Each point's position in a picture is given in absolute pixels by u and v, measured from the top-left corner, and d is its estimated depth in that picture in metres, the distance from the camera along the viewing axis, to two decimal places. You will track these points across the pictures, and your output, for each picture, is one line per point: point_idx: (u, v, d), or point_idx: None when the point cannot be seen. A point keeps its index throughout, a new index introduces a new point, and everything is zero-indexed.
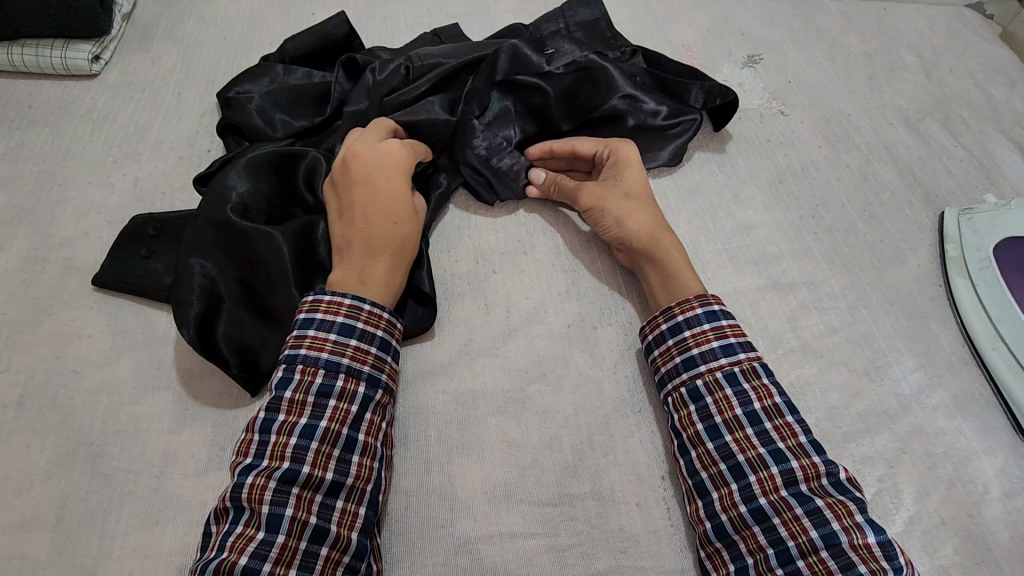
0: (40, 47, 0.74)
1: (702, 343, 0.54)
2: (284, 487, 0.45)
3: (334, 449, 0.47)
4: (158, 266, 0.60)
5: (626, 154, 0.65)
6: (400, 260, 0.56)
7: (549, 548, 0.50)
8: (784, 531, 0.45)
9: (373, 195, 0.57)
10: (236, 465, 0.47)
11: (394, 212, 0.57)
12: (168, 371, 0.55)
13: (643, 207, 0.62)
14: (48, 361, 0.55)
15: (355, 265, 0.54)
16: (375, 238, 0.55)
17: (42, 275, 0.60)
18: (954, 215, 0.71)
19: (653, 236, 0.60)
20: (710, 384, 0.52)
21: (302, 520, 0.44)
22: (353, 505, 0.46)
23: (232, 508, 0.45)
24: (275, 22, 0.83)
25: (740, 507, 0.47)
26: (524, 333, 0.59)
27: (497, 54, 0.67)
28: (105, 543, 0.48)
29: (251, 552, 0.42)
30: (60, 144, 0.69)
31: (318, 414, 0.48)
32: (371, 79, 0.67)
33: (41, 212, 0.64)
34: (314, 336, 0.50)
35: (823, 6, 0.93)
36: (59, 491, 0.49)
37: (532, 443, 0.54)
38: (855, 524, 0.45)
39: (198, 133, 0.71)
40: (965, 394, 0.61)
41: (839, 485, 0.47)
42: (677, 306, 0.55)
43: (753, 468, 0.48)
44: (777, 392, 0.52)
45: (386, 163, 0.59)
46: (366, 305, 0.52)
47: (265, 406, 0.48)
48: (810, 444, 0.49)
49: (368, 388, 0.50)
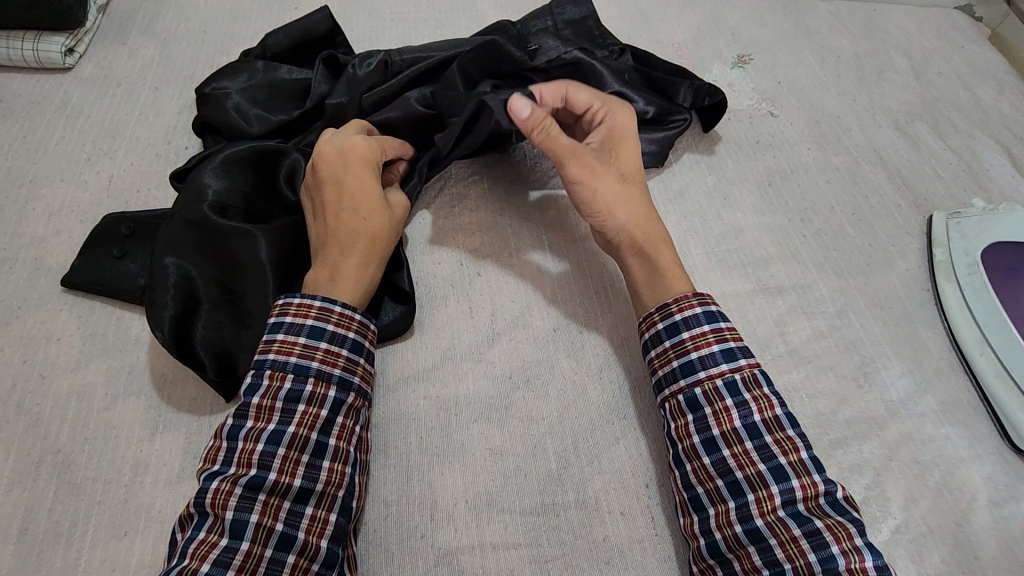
0: (11, 39, 0.71)
1: (702, 347, 0.51)
2: (250, 494, 0.43)
3: (302, 455, 0.45)
4: (131, 266, 0.58)
5: (625, 129, 0.61)
6: (374, 258, 0.54)
7: (532, 559, 0.49)
8: (781, 553, 0.44)
9: (341, 193, 0.55)
10: (202, 472, 0.45)
11: (361, 208, 0.55)
12: (141, 376, 0.54)
13: (637, 189, 0.60)
14: (15, 366, 0.53)
15: (327, 264, 0.53)
16: (344, 238, 0.53)
17: (10, 276, 0.58)
18: (943, 219, 0.70)
19: (643, 227, 0.58)
20: (709, 393, 0.50)
21: (268, 527, 0.43)
22: (323, 512, 0.45)
23: (197, 514, 0.43)
24: (257, 16, 0.81)
25: (736, 526, 0.46)
26: (509, 337, 0.58)
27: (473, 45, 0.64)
28: (72, 555, 0.46)
29: (214, 559, 0.41)
30: (31, 140, 0.67)
31: (286, 420, 0.46)
32: (351, 73, 0.66)
33: (10, 210, 0.62)
34: (283, 340, 0.49)
35: (813, 7, 0.93)
36: (25, 501, 0.48)
37: (516, 451, 0.53)
38: (854, 548, 0.43)
39: (176, 129, 0.69)
40: (953, 401, 0.60)
41: (837, 505, 0.46)
42: (675, 304, 0.53)
43: (753, 486, 0.46)
44: (778, 403, 0.50)
45: (347, 157, 0.56)
46: (337, 306, 0.51)
47: (233, 412, 0.47)
48: (812, 461, 0.47)
49: (339, 391, 0.49)
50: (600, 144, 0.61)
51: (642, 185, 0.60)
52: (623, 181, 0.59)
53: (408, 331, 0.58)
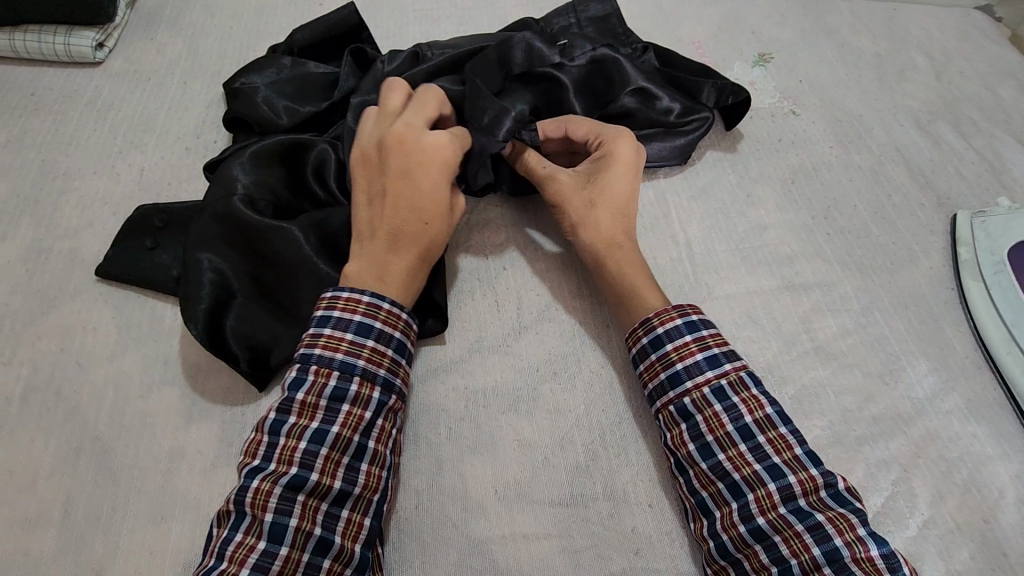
0: (43, 33, 0.72)
1: (686, 357, 0.51)
2: (290, 494, 0.43)
3: (343, 456, 0.46)
4: (165, 257, 0.58)
5: (622, 153, 0.60)
6: (426, 265, 0.54)
7: (562, 550, 0.49)
8: (786, 549, 0.44)
9: (408, 191, 0.53)
10: (243, 466, 0.46)
11: (427, 213, 0.54)
12: (175, 365, 0.54)
13: (609, 217, 0.59)
14: (52, 354, 0.54)
15: (376, 260, 0.53)
16: (400, 239, 0.53)
17: (45, 266, 0.58)
18: (967, 218, 0.70)
19: (607, 245, 0.58)
20: (698, 402, 0.50)
21: (306, 531, 0.43)
22: (358, 516, 0.46)
23: (235, 513, 0.44)
24: (282, 12, 0.81)
25: (740, 527, 0.46)
26: (536, 330, 0.59)
27: (510, 47, 0.66)
28: (111, 540, 0.47)
29: (253, 564, 0.41)
30: (63, 132, 0.67)
31: (329, 419, 0.46)
32: (380, 68, 0.67)
33: (44, 202, 0.62)
34: (330, 335, 0.49)
35: (833, 6, 0.93)
36: (64, 487, 0.48)
37: (546, 443, 0.53)
38: (858, 538, 0.43)
39: (205, 123, 0.70)
40: (978, 399, 0.60)
41: (839, 497, 0.46)
42: (656, 318, 0.53)
43: (751, 486, 0.47)
44: (768, 402, 0.50)
45: (426, 157, 0.54)
46: (384, 304, 0.51)
47: (276, 406, 0.47)
48: (807, 455, 0.47)
49: (382, 393, 0.49)
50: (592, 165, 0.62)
51: (618, 214, 0.59)
52: (598, 210, 0.59)
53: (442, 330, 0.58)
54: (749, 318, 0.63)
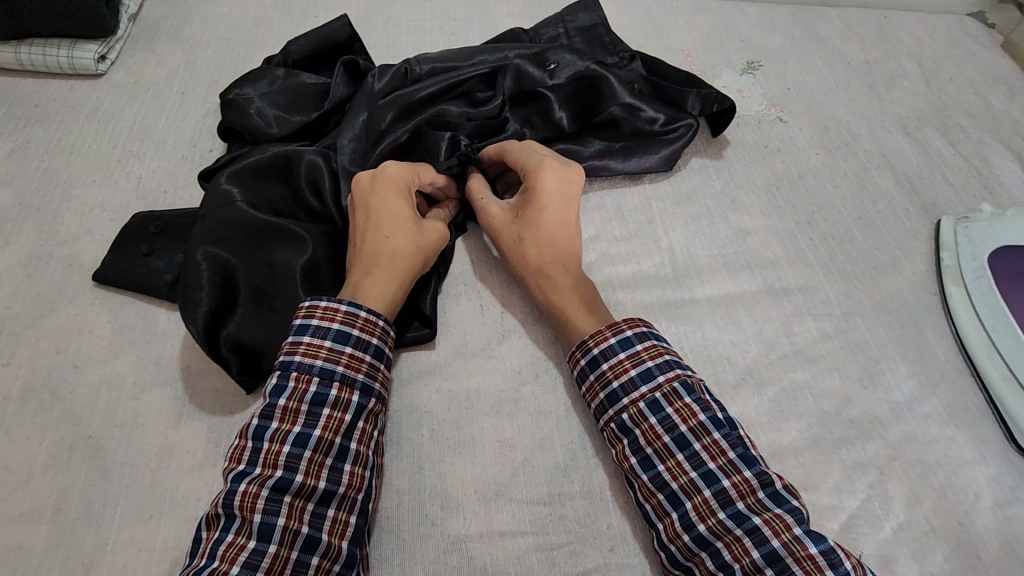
0: (47, 46, 0.75)
1: (621, 374, 0.52)
2: (276, 495, 0.45)
3: (326, 457, 0.47)
4: (159, 263, 0.61)
5: (546, 182, 0.62)
6: (394, 279, 0.56)
7: (538, 547, 0.50)
8: (728, 555, 0.45)
9: (370, 215, 0.58)
10: (229, 472, 0.47)
11: (387, 228, 0.58)
12: (168, 367, 0.56)
13: (534, 246, 0.60)
14: (50, 356, 0.56)
15: (349, 284, 0.56)
16: (367, 257, 0.56)
17: (45, 271, 0.61)
18: (951, 224, 0.71)
19: (545, 278, 0.59)
20: (635, 417, 0.51)
21: (294, 529, 0.45)
22: (344, 514, 0.47)
23: (224, 515, 0.44)
24: (279, 25, 0.84)
25: (684, 536, 0.47)
26: (519, 334, 0.61)
27: (500, 74, 0.70)
28: (102, 535, 0.48)
29: (243, 561, 0.43)
30: (66, 142, 0.70)
31: (311, 422, 0.48)
32: (371, 83, 0.70)
33: (45, 209, 0.65)
34: (309, 342, 0.50)
35: (822, 15, 0.94)
36: (59, 483, 0.50)
37: (526, 443, 0.54)
38: (794, 538, 0.44)
39: (201, 133, 0.72)
40: (958, 403, 0.61)
41: (776, 496, 0.47)
42: (591, 339, 0.54)
43: (688, 494, 0.48)
44: (702, 409, 0.51)
45: (379, 186, 0.60)
46: (362, 312, 0.53)
47: (259, 413, 0.48)
48: (741, 457, 0.49)
49: (361, 397, 0.50)
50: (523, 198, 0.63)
51: (548, 244, 0.60)
52: (530, 241, 0.61)
53: (432, 337, 0.59)
54: (730, 322, 0.64)
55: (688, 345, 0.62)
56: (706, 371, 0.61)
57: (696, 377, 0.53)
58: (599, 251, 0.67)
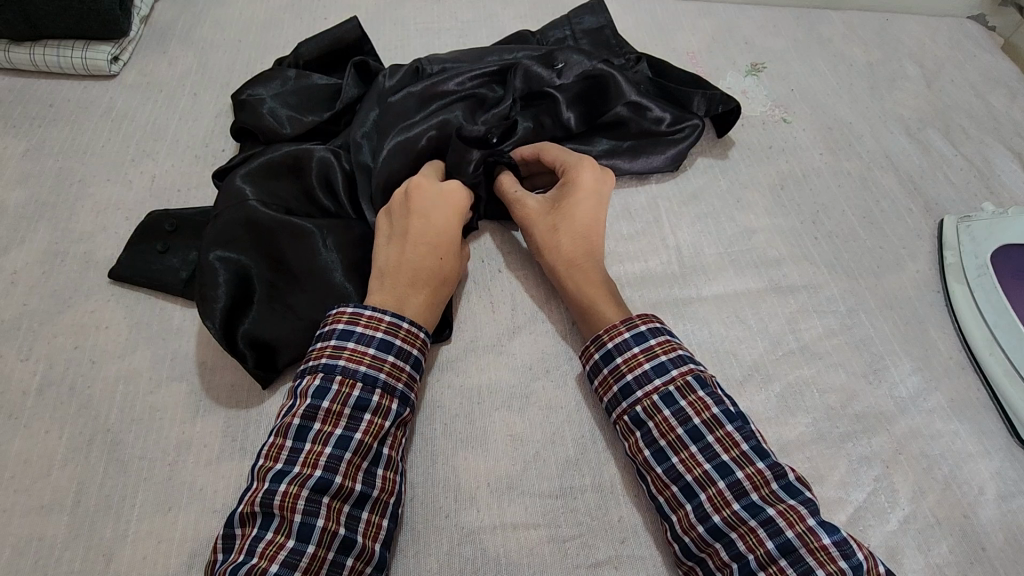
0: (61, 47, 0.76)
1: (634, 368, 0.53)
2: (316, 496, 0.46)
3: (364, 461, 0.48)
4: (173, 260, 0.62)
5: (586, 180, 0.63)
6: (438, 297, 0.57)
7: (550, 539, 0.51)
8: (742, 545, 0.46)
9: (429, 226, 0.58)
10: (266, 470, 0.47)
11: (444, 250, 0.58)
12: (185, 362, 0.57)
13: (568, 237, 0.61)
14: (67, 351, 0.57)
15: (395, 291, 0.56)
16: (421, 271, 0.56)
17: (61, 268, 0.61)
18: (953, 223, 0.72)
19: (575, 269, 0.60)
20: (648, 409, 0.52)
21: (331, 530, 0.45)
22: (377, 517, 0.48)
23: (262, 514, 0.45)
24: (289, 27, 0.85)
25: (698, 527, 0.48)
26: (530, 331, 0.61)
27: (510, 74, 0.71)
28: (121, 526, 0.49)
29: (282, 560, 0.43)
30: (80, 141, 0.71)
31: (352, 426, 0.48)
32: (381, 83, 0.71)
33: (61, 207, 0.66)
34: (354, 348, 0.51)
35: (825, 17, 0.95)
36: (78, 476, 0.51)
37: (537, 437, 0.55)
38: (808, 528, 0.45)
39: (213, 133, 0.73)
40: (962, 399, 0.62)
41: (790, 488, 0.48)
42: (605, 334, 0.55)
43: (702, 486, 0.49)
44: (714, 402, 0.51)
45: (443, 202, 0.60)
46: (404, 323, 0.54)
47: (299, 413, 0.49)
48: (754, 450, 0.49)
49: (399, 405, 0.51)
50: (558, 193, 0.64)
51: (582, 236, 0.62)
52: (567, 230, 0.62)
53: (448, 336, 0.60)
54: (737, 319, 0.64)
55: (695, 341, 0.63)
56: (713, 367, 0.61)
57: (708, 373, 0.54)
58: (608, 250, 0.68)
